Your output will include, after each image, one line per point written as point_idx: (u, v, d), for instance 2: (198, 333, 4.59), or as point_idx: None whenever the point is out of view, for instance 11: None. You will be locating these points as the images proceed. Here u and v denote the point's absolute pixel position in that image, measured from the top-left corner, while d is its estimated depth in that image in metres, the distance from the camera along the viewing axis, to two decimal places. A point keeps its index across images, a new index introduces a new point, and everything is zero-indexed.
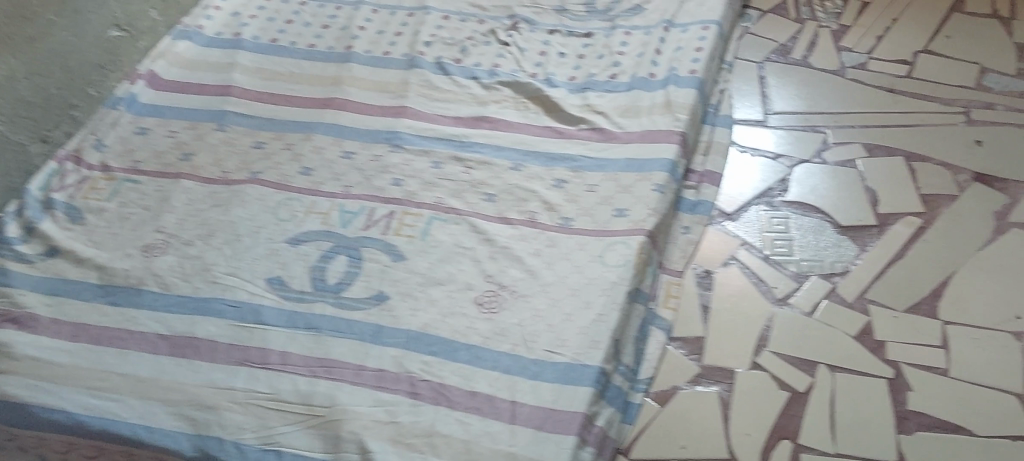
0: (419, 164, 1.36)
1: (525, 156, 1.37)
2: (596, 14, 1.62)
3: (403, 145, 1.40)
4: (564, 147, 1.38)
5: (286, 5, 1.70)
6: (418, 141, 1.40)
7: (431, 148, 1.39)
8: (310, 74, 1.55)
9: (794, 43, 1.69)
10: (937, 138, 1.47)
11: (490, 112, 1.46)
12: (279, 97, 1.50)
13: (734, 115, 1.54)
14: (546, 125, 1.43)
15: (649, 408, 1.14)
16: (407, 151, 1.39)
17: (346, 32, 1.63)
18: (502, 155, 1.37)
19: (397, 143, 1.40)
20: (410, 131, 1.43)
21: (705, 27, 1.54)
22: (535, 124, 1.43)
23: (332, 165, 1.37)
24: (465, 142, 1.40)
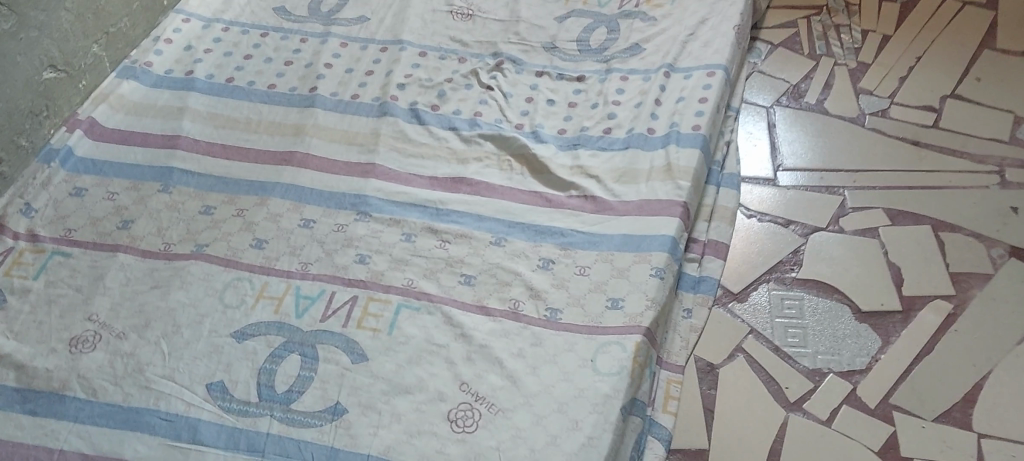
0: (386, 240, 1.20)
1: (507, 228, 1.21)
2: (589, 53, 1.46)
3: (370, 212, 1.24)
4: (552, 218, 1.22)
5: (246, 36, 1.53)
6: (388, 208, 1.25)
7: (403, 217, 1.23)
8: (270, 122, 1.39)
9: (808, 84, 1.53)
10: (968, 203, 1.32)
11: (468, 172, 1.30)
12: (234, 150, 1.34)
13: (741, 172, 1.39)
14: (532, 189, 1.27)
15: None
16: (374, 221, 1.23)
17: (312, 70, 1.47)
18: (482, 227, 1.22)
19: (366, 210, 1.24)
20: (379, 194, 1.27)
21: (710, 73, 1.38)
22: (520, 188, 1.27)
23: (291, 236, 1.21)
24: (442, 209, 1.24)
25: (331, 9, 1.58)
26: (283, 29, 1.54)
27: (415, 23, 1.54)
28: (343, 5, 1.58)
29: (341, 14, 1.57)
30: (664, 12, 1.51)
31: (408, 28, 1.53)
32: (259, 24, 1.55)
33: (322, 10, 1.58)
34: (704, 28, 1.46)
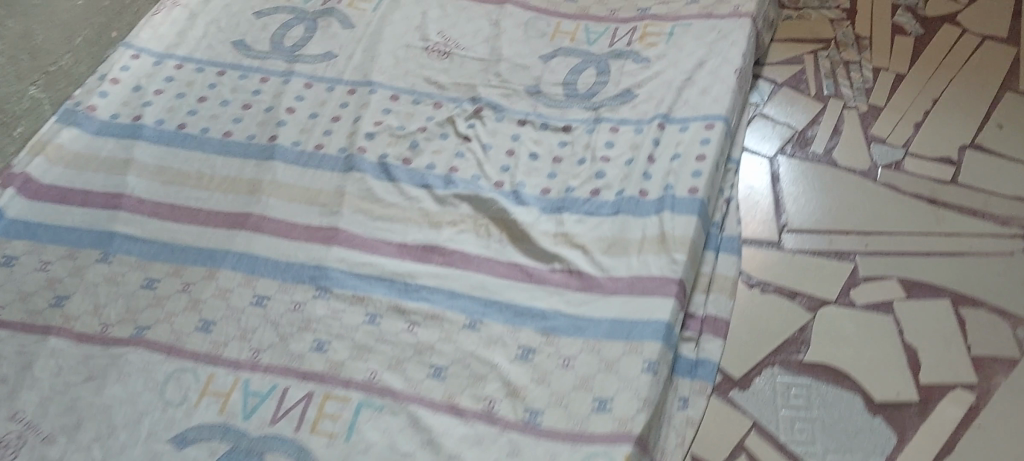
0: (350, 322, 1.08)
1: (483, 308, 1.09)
2: (576, 99, 1.33)
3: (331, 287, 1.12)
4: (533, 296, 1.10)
5: (200, 74, 1.39)
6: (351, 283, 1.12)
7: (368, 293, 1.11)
8: (224, 176, 1.26)
9: (814, 130, 1.40)
10: (989, 273, 1.20)
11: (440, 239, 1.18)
12: (183, 211, 1.22)
13: (742, 232, 1.27)
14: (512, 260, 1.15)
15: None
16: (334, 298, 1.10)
17: (272, 115, 1.34)
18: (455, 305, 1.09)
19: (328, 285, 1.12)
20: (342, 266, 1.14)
21: (708, 126, 1.26)
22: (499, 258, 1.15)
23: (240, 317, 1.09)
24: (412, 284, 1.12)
25: (294, 42, 1.44)
26: (241, 66, 1.40)
27: (386, 60, 1.40)
28: (308, 38, 1.44)
29: (306, 48, 1.43)
30: (659, 51, 1.38)
31: (378, 67, 1.40)
32: (215, 60, 1.41)
33: (285, 43, 1.44)
34: (702, 71, 1.34)
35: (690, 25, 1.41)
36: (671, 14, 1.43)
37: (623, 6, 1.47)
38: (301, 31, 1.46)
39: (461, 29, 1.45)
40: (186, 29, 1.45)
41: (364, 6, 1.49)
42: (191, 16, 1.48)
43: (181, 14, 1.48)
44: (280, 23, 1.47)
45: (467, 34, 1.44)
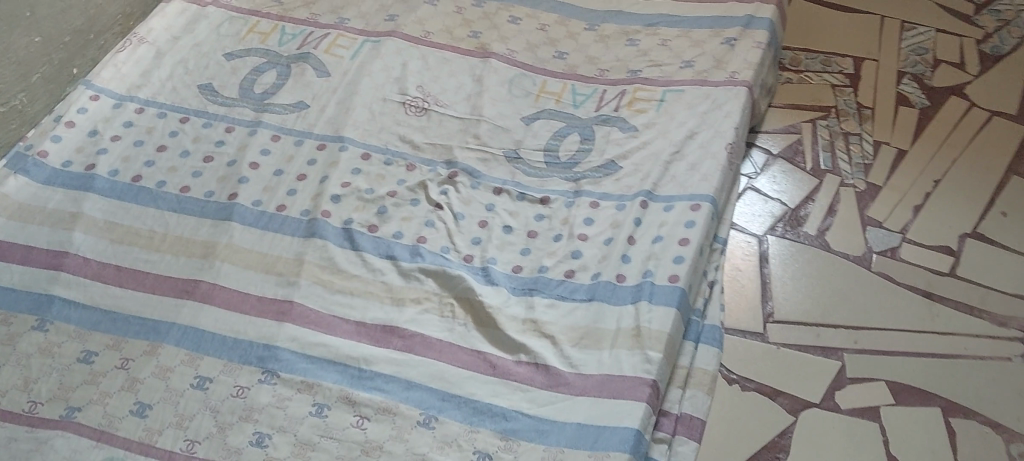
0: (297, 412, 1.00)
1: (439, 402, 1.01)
2: (557, 168, 1.26)
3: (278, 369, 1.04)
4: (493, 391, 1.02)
5: (162, 121, 1.32)
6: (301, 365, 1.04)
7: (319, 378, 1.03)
8: (178, 236, 1.19)
9: (808, 208, 1.33)
10: (985, 380, 1.12)
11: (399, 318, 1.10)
12: (130, 275, 1.15)
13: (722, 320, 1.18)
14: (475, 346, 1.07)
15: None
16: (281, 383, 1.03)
17: (234, 169, 1.26)
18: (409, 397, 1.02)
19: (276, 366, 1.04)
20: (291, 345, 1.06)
21: (694, 207, 1.18)
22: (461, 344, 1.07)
23: (178, 403, 1.01)
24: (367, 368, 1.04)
25: (265, 90, 1.36)
26: (207, 113, 1.33)
27: (360, 114, 1.33)
28: (279, 85, 1.37)
29: (276, 97, 1.36)
30: (648, 118, 1.30)
31: (351, 121, 1.32)
32: (180, 106, 1.34)
33: (255, 90, 1.36)
34: (692, 144, 1.26)
35: (682, 91, 1.33)
36: (664, 78, 1.36)
37: (613, 65, 1.39)
38: (274, 78, 1.38)
39: (441, 84, 1.37)
40: (152, 70, 1.39)
41: (341, 52, 1.42)
42: (159, 56, 1.41)
43: (148, 54, 1.41)
44: (252, 67, 1.40)
45: (448, 90, 1.36)
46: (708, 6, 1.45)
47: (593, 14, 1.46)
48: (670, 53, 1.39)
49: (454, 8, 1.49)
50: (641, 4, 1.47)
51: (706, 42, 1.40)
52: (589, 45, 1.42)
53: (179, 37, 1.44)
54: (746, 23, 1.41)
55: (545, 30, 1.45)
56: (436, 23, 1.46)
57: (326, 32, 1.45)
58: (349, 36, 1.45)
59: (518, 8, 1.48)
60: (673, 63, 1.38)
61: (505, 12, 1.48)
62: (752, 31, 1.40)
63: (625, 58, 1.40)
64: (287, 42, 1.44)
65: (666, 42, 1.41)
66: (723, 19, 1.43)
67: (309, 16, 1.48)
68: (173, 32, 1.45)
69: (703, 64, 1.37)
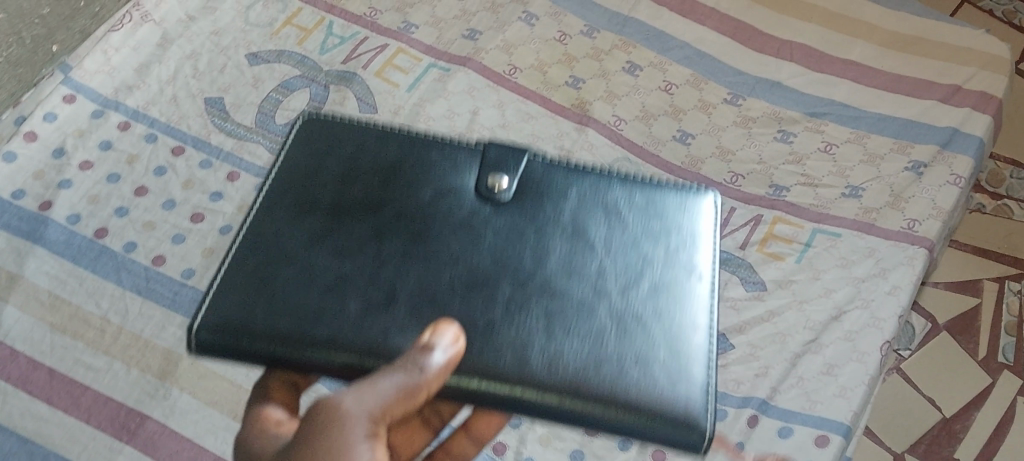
0: (382, 329, 0.68)
1: (573, 389, 0.66)
2: None
3: (384, 244, 0.73)
4: (643, 435, 0.66)
5: (150, 147, 1.02)
6: (415, 248, 0.73)
7: (431, 282, 0.71)
8: (134, 336, 0.91)
9: (966, 423, 1.00)
10: None
11: (532, 250, 0.74)
12: (63, 385, 0.87)
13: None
14: (650, 318, 0.72)
15: (420, 434, 0.75)
16: (371, 286, 0.70)
17: (226, 241, 0.96)
18: (537, 384, 0.66)
19: (372, 292, 0.70)
20: (409, 237, 0.74)
21: (821, 439, 0.84)
22: (638, 286, 0.73)
23: (205, 304, 0.69)
24: (520, 278, 0.72)
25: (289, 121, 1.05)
26: (209, 146, 1.03)
27: None
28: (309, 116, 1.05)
29: None
30: (784, 272, 0.95)
31: None
32: (176, 128, 1.04)
33: (277, 119, 1.05)
34: (835, 330, 0.91)
35: (840, 236, 0.97)
36: (818, 208, 1.00)
37: (753, 169, 1.03)
38: (304, 102, 1.06)
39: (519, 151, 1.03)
40: (151, 65, 1.08)
41: (398, 78, 1.08)
42: (164, 42, 1.10)
43: (150, 37, 1.10)
44: (279, 82, 1.08)
45: None
46: (901, 100, 1.08)
47: (741, 78, 1.11)
48: (832, 169, 1.03)
49: (556, 34, 1.15)
50: (807, 77, 1.11)
51: (884, 159, 1.03)
52: (726, 128, 1.06)
53: (195, 18, 1.13)
54: (945, 141, 1.03)
55: (670, 91, 1.10)
56: (528, 53, 1.13)
57: (383, 43, 1.12)
58: (411, 53, 1.11)
59: (640, 49, 1.14)
60: (836, 187, 1.01)
61: (623, 53, 1.13)
62: (952, 155, 1.02)
63: (770, 160, 1.04)
64: (331, 48, 1.11)
65: (831, 148, 1.04)
66: (917, 127, 1.05)
67: (367, 12, 1.16)
68: (189, 9, 1.14)
69: (874, 198, 1.00)
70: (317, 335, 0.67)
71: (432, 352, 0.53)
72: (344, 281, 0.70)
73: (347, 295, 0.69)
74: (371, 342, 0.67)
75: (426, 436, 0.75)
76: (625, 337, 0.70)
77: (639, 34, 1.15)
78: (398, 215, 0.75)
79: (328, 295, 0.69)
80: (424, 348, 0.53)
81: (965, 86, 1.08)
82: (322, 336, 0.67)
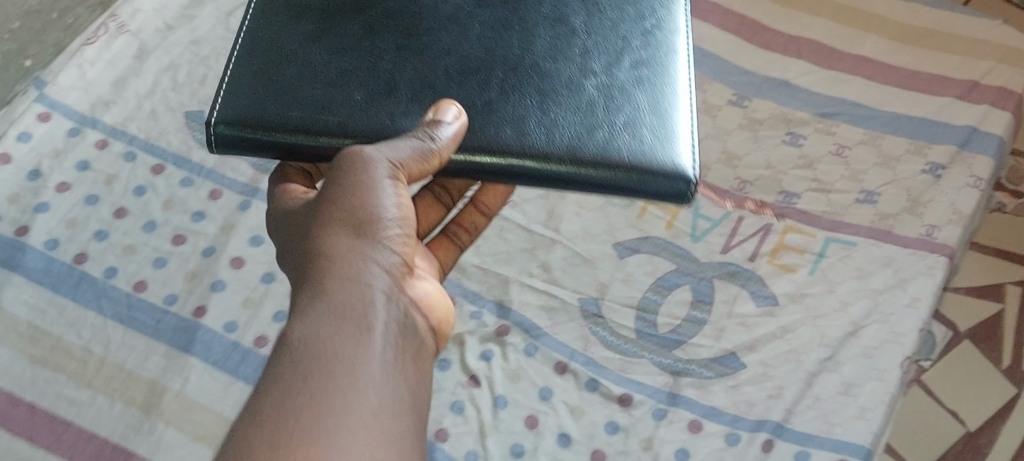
0: (386, 111, 0.69)
1: (572, 156, 0.68)
2: (650, 342, 0.88)
3: (377, 39, 0.73)
4: (633, 189, 0.69)
5: (129, 166, 0.98)
6: (413, 40, 0.73)
7: (427, 71, 0.71)
8: (117, 367, 0.86)
9: (992, 437, 0.95)
10: None
11: (517, 46, 0.73)
12: (44, 422, 0.82)
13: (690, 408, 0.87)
14: (637, 87, 0.72)
15: (436, 208, 0.84)
16: (370, 74, 0.71)
17: (209, 264, 0.92)
18: (535, 153, 0.68)
19: (371, 80, 0.71)
20: (399, 30, 0.73)
21: None
22: (621, 65, 0.73)
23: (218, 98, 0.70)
24: (509, 65, 0.72)
25: None
26: (188, 163, 0.98)
27: None
28: None
29: None
30: (797, 285, 0.91)
31: None
32: (155, 145, 0.99)
33: None
34: (853, 347, 0.86)
35: (854, 244, 0.92)
36: (831, 215, 0.95)
37: (761, 176, 0.98)
38: None
39: None
40: (128, 78, 1.04)
41: None
42: (141, 54, 1.06)
43: (127, 49, 1.06)
44: None
45: None
46: (916, 98, 1.03)
47: (746, 78, 1.06)
48: (845, 173, 0.98)
49: None
50: (818, 74, 1.06)
51: (900, 162, 0.98)
52: (731, 132, 1.02)
53: (173, 27, 1.09)
54: (963, 140, 0.98)
55: None
56: None
57: None
58: None
59: None
60: (849, 192, 0.97)
61: None
62: (971, 156, 0.97)
63: (779, 165, 0.99)
64: None
65: (843, 151, 0.99)
66: (933, 125, 1.00)
67: None
68: (168, 17, 1.10)
69: (891, 204, 0.95)
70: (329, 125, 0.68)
71: (442, 126, 0.63)
72: (345, 70, 0.71)
73: (350, 85, 0.70)
74: (377, 127, 0.68)
75: (440, 211, 0.84)
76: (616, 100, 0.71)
77: None
78: (388, 13, 0.74)
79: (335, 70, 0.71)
80: (434, 123, 0.63)
81: (982, 82, 1.04)
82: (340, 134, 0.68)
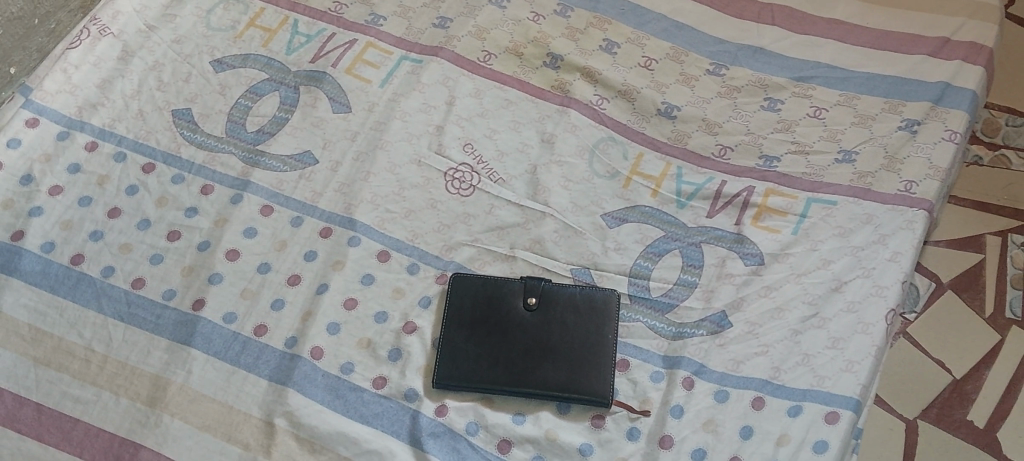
0: (484, 355, 0.87)
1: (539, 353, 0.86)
2: (643, 307, 0.91)
3: (486, 312, 0.89)
4: (567, 397, 0.84)
5: (120, 167, 0.99)
6: (521, 330, 0.88)
7: (497, 347, 0.87)
8: (121, 363, 0.87)
9: (977, 383, 0.98)
10: None
11: (527, 325, 0.88)
12: (51, 421, 0.84)
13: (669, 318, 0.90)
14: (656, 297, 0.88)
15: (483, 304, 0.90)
16: (483, 344, 0.87)
17: (205, 259, 0.93)
18: (515, 359, 0.86)
19: (482, 351, 0.87)
20: (492, 327, 0.88)
21: (831, 417, 0.81)
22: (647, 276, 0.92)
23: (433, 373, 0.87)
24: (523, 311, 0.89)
25: (261, 127, 1.02)
26: (178, 160, 0.99)
27: (384, 182, 0.99)
28: (281, 121, 1.03)
29: (275, 140, 1.01)
30: (781, 244, 0.93)
31: (370, 195, 0.98)
32: (144, 144, 1.00)
33: (248, 127, 1.02)
34: (837, 303, 0.88)
35: (835, 203, 0.95)
36: (811, 176, 0.97)
37: (741, 141, 1.01)
38: (274, 107, 1.04)
39: (497, 142, 1.02)
40: (114, 80, 1.05)
41: (369, 74, 1.07)
42: (125, 55, 1.07)
43: (111, 50, 1.07)
44: (247, 87, 1.05)
45: (506, 152, 1.01)
46: (890, 57, 1.06)
47: (722, 47, 1.09)
48: (823, 133, 1.00)
49: (528, 14, 1.13)
50: (791, 40, 1.09)
51: (876, 120, 1.00)
52: (711, 100, 1.04)
53: (155, 27, 1.10)
54: (938, 95, 1.01)
55: (650, 67, 1.08)
56: (501, 37, 1.10)
57: (351, 38, 1.10)
58: (381, 47, 1.09)
59: (616, 26, 1.12)
60: (828, 152, 0.99)
61: (600, 31, 1.11)
62: (945, 110, 1.00)
63: (758, 130, 1.01)
64: (298, 48, 1.09)
65: (820, 112, 1.02)
66: (908, 83, 1.03)
67: (331, 7, 1.13)
68: (148, 18, 1.11)
69: (869, 161, 0.97)
70: (483, 349, 0.87)
71: None
72: (473, 355, 0.87)
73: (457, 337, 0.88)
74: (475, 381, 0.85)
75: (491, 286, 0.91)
76: (593, 349, 0.87)
77: (614, 10, 1.13)
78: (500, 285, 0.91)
79: (452, 304, 0.90)
80: None
81: (953, 38, 1.06)
82: (500, 376, 0.85)
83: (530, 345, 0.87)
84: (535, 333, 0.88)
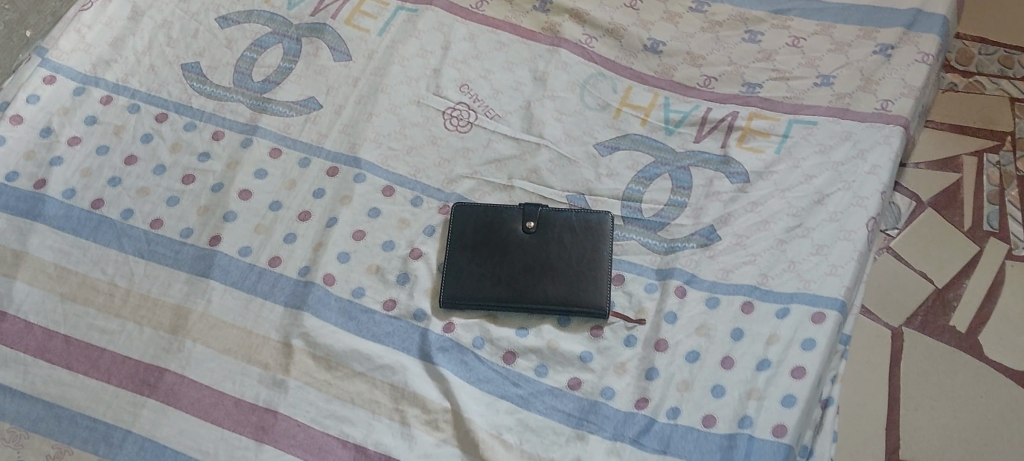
0: (487, 274, 0.92)
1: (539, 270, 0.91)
2: (636, 226, 0.96)
3: (487, 236, 0.94)
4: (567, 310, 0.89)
5: (135, 117, 1.04)
6: (520, 251, 0.93)
7: (499, 267, 0.92)
8: (144, 296, 0.92)
9: (958, 292, 1.04)
10: None
11: (527, 246, 0.93)
12: (79, 350, 0.88)
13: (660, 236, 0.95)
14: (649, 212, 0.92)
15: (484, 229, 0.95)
16: (485, 265, 0.92)
17: (219, 198, 0.98)
18: (517, 278, 0.91)
19: (485, 271, 0.92)
20: (493, 249, 0.93)
21: (818, 318, 0.86)
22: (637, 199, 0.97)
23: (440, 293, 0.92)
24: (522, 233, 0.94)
25: (267, 77, 1.07)
26: (190, 110, 1.05)
27: (386, 122, 1.04)
28: (286, 71, 1.08)
29: (281, 89, 1.06)
30: (765, 163, 0.98)
31: (373, 134, 1.03)
32: (157, 96, 1.06)
33: (255, 77, 1.07)
34: (821, 214, 0.93)
35: (815, 124, 1.00)
36: (791, 99, 1.02)
37: (724, 71, 1.06)
38: (279, 58, 1.09)
39: (493, 82, 1.07)
40: (125, 38, 1.10)
41: (368, 24, 1.12)
42: (135, 15, 1.12)
43: (121, 11, 1.12)
44: (252, 40, 1.10)
45: (501, 91, 1.06)
46: None
47: None
48: (802, 60, 1.05)
49: None
50: None
51: (852, 46, 1.05)
52: (694, 35, 1.10)
53: None
54: (910, 21, 1.06)
55: (635, 8, 1.13)
56: None
57: None
58: None
59: None
60: (807, 77, 1.04)
61: None
62: (917, 35, 1.05)
63: (740, 60, 1.07)
64: (299, 3, 1.14)
65: (798, 42, 1.07)
66: (882, 12, 1.07)
67: None
68: None
69: (846, 84, 1.02)
70: (486, 269, 0.92)
71: None
72: (476, 275, 0.92)
73: (460, 260, 0.93)
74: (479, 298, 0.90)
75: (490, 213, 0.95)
76: (589, 264, 0.91)
77: None
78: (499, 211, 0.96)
79: (454, 230, 0.95)
80: None
81: None
82: (503, 293, 0.90)
83: (530, 264, 0.92)
84: (534, 253, 0.92)
